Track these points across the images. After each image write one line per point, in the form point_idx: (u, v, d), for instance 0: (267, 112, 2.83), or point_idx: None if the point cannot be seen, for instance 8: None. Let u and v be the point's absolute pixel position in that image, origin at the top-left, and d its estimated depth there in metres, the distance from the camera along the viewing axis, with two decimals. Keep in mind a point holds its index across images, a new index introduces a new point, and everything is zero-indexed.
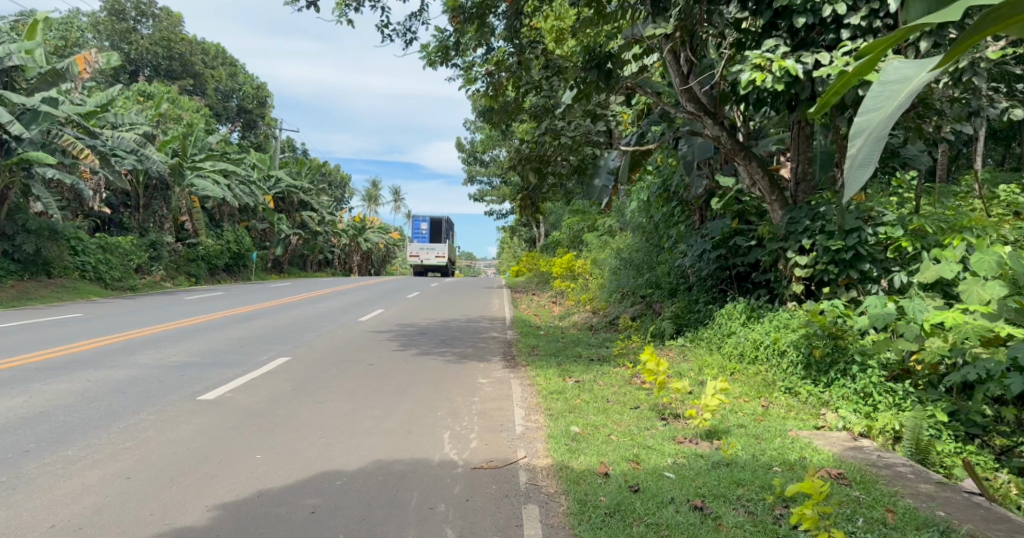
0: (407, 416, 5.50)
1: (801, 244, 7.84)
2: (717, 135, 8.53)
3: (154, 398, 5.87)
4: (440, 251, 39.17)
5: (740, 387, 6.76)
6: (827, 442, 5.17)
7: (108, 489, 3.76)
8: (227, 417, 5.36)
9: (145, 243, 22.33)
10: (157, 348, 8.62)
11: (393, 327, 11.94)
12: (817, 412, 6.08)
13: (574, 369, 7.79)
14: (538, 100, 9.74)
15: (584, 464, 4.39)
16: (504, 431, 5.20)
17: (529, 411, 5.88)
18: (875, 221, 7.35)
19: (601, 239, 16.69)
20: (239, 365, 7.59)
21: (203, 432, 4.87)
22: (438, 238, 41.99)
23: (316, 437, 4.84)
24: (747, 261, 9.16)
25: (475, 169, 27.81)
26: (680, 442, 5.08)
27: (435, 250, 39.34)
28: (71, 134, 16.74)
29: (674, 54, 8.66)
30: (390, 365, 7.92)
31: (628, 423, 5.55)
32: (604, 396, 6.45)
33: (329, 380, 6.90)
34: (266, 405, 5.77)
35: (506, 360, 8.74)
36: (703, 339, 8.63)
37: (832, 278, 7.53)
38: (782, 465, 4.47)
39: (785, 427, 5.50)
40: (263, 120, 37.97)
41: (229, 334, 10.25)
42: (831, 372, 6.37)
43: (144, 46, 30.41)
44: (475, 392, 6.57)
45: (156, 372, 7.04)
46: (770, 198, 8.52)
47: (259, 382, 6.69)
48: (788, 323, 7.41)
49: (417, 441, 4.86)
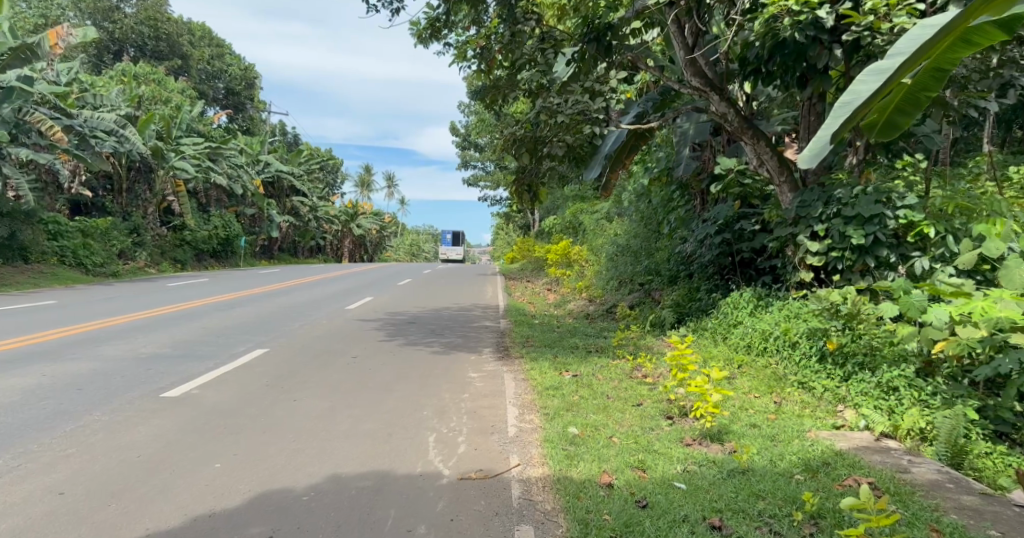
0: (389, 416, 5.04)
1: (813, 229, 7.43)
2: (724, 112, 8.02)
3: (111, 395, 5.35)
4: (450, 251, 47.84)
5: (748, 381, 6.29)
6: (850, 443, 4.66)
7: (33, 508, 3.28)
8: (189, 418, 4.85)
9: (127, 228, 21.73)
10: (127, 338, 8.09)
11: (381, 316, 11.44)
12: (833, 409, 5.61)
13: (570, 361, 7.31)
14: (532, 75, 9.15)
15: (585, 473, 3.92)
16: (495, 434, 4.72)
17: (523, 409, 5.39)
18: (894, 203, 6.93)
19: (598, 225, 16.23)
20: (211, 357, 7.08)
21: (158, 437, 4.38)
22: (456, 240, 49.58)
23: (287, 444, 4.38)
24: (752, 246, 8.71)
25: (470, 155, 27.35)
26: (689, 446, 4.61)
27: (449, 251, 47.58)
28: (44, 113, 16.60)
29: (678, 23, 8.04)
30: (375, 357, 7.42)
31: (630, 423, 5.07)
32: (604, 392, 5.98)
33: (307, 374, 6.41)
34: (234, 404, 5.27)
35: (499, 351, 8.29)
36: (706, 329, 8.13)
37: (846, 265, 7.14)
38: (804, 472, 4.02)
39: (802, 427, 5.02)
40: (252, 102, 37.23)
41: (207, 323, 9.75)
42: (848, 365, 5.91)
43: (129, 25, 29.59)
44: (464, 387, 6.08)
45: (120, 365, 6.53)
46: (778, 179, 8.04)
47: (231, 376, 6.19)
48: (800, 312, 6.96)
49: (399, 446, 4.41)
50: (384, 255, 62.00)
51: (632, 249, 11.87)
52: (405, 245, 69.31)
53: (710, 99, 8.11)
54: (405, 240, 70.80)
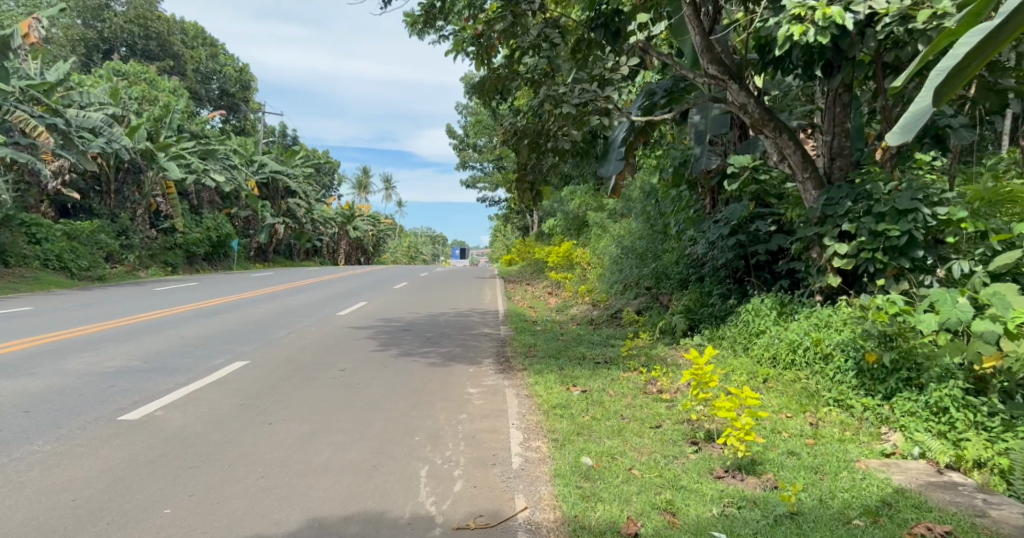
0: (376, 443, 4.42)
1: (840, 229, 6.77)
2: (744, 103, 7.39)
3: (62, 419, 4.73)
4: None
5: (776, 398, 5.69)
6: (908, 476, 4.03)
7: None
8: (146, 446, 4.24)
9: (114, 230, 21.06)
10: (96, 349, 7.46)
11: (375, 323, 10.80)
12: (877, 431, 4.97)
13: (578, 374, 6.67)
14: (536, 61, 8.44)
15: (604, 520, 3.30)
16: (497, 466, 4.09)
17: (529, 434, 4.76)
18: (932, 200, 6.19)
19: (602, 227, 15.59)
20: (184, 372, 6.44)
21: (103, 472, 3.77)
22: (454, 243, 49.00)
23: (253, 479, 3.77)
24: (769, 248, 8.08)
25: (468, 155, 26.79)
26: (720, 480, 3.99)
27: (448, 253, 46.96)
28: (25, 112, 15.99)
29: (692, 7, 7.33)
30: (365, 371, 6.78)
31: (650, 450, 4.44)
32: (617, 411, 5.34)
33: (287, 392, 5.76)
34: (201, 428, 4.65)
35: (499, 362, 7.66)
36: (725, 338, 7.50)
37: (878, 269, 6.50)
38: (865, 517, 3.39)
39: (848, 455, 4.39)
40: (247, 103, 36.63)
41: (187, 331, 9.13)
42: (891, 381, 5.23)
43: (118, 25, 29.16)
44: (462, 407, 5.46)
45: (79, 381, 5.89)
46: (802, 175, 7.41)
47: (202, 395, 5.55)
48: (831, 321, 6.33)
49: (384, 483, 3.76)
50: (382, 258, 61.32)
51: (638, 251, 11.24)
52: (402, 248, 68.68)
53: (728, 88, 7.48)
54: (403, 242, 70.19)
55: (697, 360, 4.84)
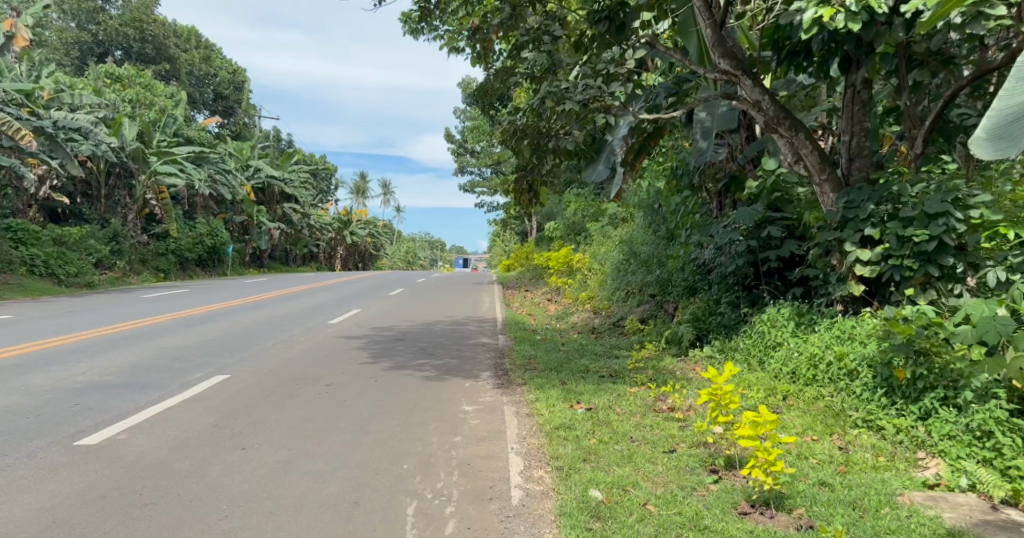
0: (359, 474, 3.94)
1: (863, 234, 6.30)
2: (758, 100, 6.96)
3: (12, 444, 4.27)
4: None
5: (797, 417, 5.23)
6: (959, 513, 3.58)
7: None
8: (98, 478, 3.77)
9: (104, 235, 20.62)
10: (67, 362, 6.99)
11: (367, 332, 10.30)
12: (914, 456, 4.50)
13: (581, 390, 6.19)
14: (538, 56, 7.85)
15: None
16: (495, 501, 3.63)
17: (530, 461, 4.29)
18: (963, 203, 5.73)
19: (605, 232, 15.07)
20: (158, 387, 5.96)
21: (45, 512, 3.31)
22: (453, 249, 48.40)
23: (213, 519, 3.29)
24: (783, 254, 7.61)
25: (467, 160, 26.25)
26: (746, 517, 3.52)
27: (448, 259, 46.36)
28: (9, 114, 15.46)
29: None
30: (353, 386, 6.29)
31: (665, 480, 3.98)
32: (627, 433, 4.87)
33: (266, 411, 5.28)
34: (165, 455, 4.18)
35: (497, 375, 7.17)
36: (737, 351, 7.05)
37: (904, 277, 6.02)
38: None
39: (888, 487, 3.92)
40: (241, 106, 36.20)
41: (168, 342, 8.64)
42: (924, 400, 4.77)
43: (113, 27, 28.75)
44: (456, 428, 4.99)
45: (41, 399, 5.41)
46: (819, 176, 6.96)
47: (171, 415, 5.07)
48: (855, 333, 5.88)
49: (365, 524, 3.29)
50: (380, 263, 60.75)
51: (643, 257, 10.79)
52: (401, 252, 68.12)
53: (741, 84, 7.05)
54: (402, 247, 69.61)
55: (715, 379, 4.34)
